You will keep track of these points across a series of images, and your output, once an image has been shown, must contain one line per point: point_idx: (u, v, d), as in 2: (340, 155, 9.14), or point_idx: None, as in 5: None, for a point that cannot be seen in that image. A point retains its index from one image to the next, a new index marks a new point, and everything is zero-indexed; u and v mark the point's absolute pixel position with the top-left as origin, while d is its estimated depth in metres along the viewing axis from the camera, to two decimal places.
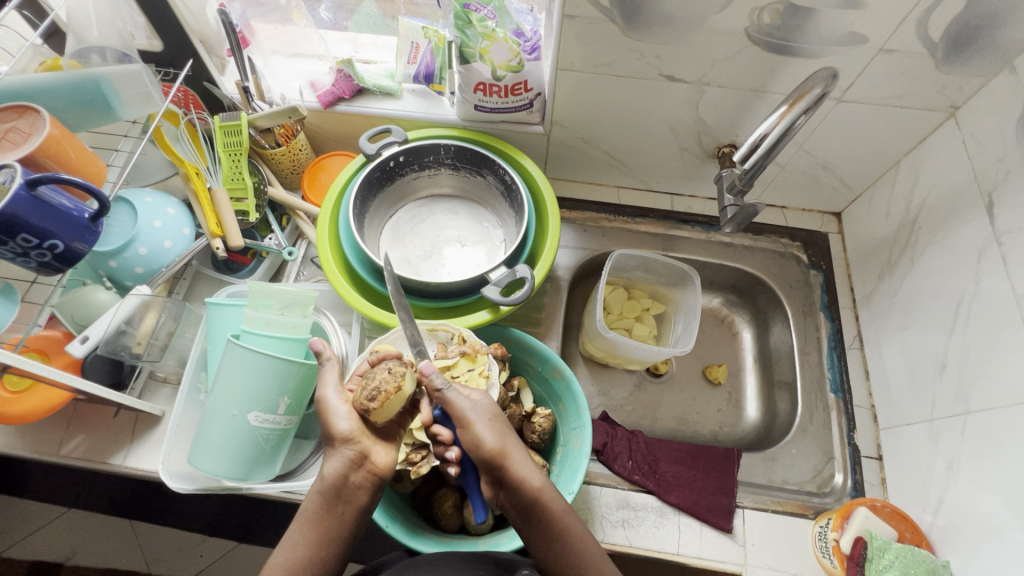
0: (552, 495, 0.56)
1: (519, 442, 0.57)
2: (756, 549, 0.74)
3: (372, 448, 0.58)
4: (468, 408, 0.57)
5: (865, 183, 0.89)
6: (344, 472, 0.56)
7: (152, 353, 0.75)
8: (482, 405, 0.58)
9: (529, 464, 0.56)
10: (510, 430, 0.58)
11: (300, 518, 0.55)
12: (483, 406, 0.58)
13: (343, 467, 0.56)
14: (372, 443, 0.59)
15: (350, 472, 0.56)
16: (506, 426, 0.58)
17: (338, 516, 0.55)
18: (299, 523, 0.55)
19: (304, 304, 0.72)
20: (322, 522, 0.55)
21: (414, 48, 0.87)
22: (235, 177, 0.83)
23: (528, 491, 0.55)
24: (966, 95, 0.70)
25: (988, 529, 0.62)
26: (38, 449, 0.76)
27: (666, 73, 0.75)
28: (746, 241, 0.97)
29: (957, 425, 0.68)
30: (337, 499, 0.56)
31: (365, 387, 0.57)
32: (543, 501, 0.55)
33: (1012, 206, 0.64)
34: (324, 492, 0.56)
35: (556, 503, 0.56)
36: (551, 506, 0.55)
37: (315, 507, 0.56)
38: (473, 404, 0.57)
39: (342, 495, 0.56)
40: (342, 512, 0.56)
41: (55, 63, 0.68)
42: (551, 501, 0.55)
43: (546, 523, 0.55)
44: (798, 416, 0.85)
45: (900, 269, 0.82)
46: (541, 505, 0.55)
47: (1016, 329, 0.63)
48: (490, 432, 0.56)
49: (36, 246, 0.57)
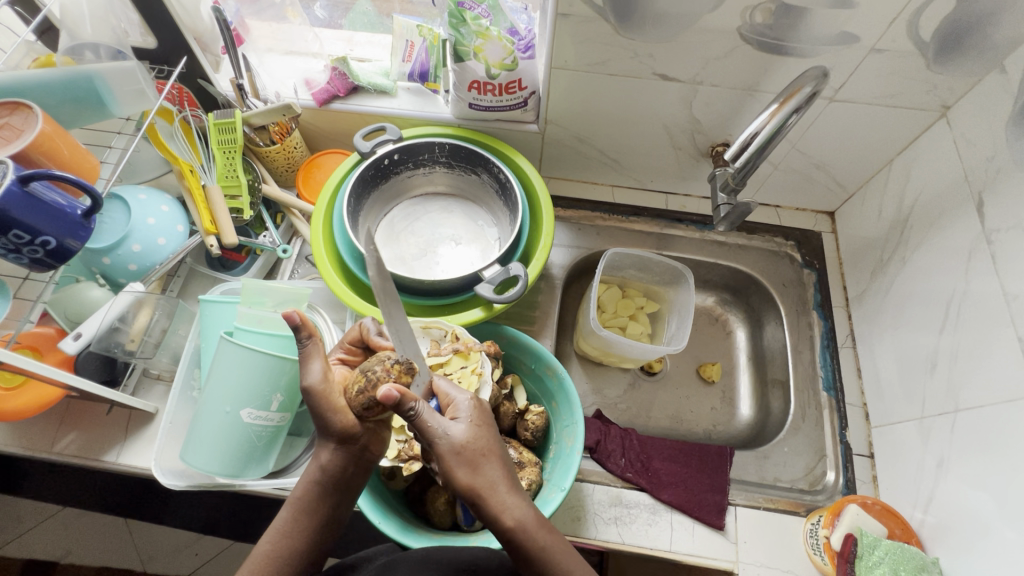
0: (538, 530, 0.52)
1: (500, 471, 0.53)
2: (749, 546, 0.74)
3: (371, 439, 0.59)
4: (444, 431, 0.52)
5: (858, 183, 0.90)
6: (344, 464, 0.57)
7: (146, 350, 0.76)
8: (459, 430, 0.53)
9: (507, 501, 0.51)
10: (490, 459, 0.53)
11: (290, 506, 0.56)
12: (459, 433, 0.52)
13: (344, 459, 0.57)
14: (370, 436, 0.59)
15: (350, 464, 0.57)
16: (485, 457, 0.52)
17: (334, 504, 0.57)
18: (289, 511, 0.56)
19: (298, 300, 0.74)
20: (314, 511, 0.56)
21: (408, 46, 0.88)
22: (230, 174, 0.83)
23: (501, 530, 0.51)
24: (957, 94, 0.71)
25: (977, 526, 0.62)
26: (30, 446, 0.76)
27: (659, 72, 0.75)
28: (740, 240, 0.98)
29: (947, 422, 0.69)
30: (336, 489, 0.57)
31: (366, 390, 0.56)
32: (525, 537, 0.51)
33: (1002, 206, 0.65)
34: (321, 482, 0.56)
35: (541, 538, 0.51)
36: (533, 544, 0.51)
37: (307, 497, 0.56)
38: (449, 430, 0.52)
39: (341, 485, 0.57)
40: (337, 501, 0.57)
41: (48, 60, 0.68)
42: (531, 538, 0.51)
43: (527, 561, 0.51)
44: (792, 414, 0.86)
45: (892, 268, 0.82)
46: (520, 544, 0.51)
47: (1005, 327, 0.63)
48: (462, 467, 0.51)
49: (27, 243, 0.58)
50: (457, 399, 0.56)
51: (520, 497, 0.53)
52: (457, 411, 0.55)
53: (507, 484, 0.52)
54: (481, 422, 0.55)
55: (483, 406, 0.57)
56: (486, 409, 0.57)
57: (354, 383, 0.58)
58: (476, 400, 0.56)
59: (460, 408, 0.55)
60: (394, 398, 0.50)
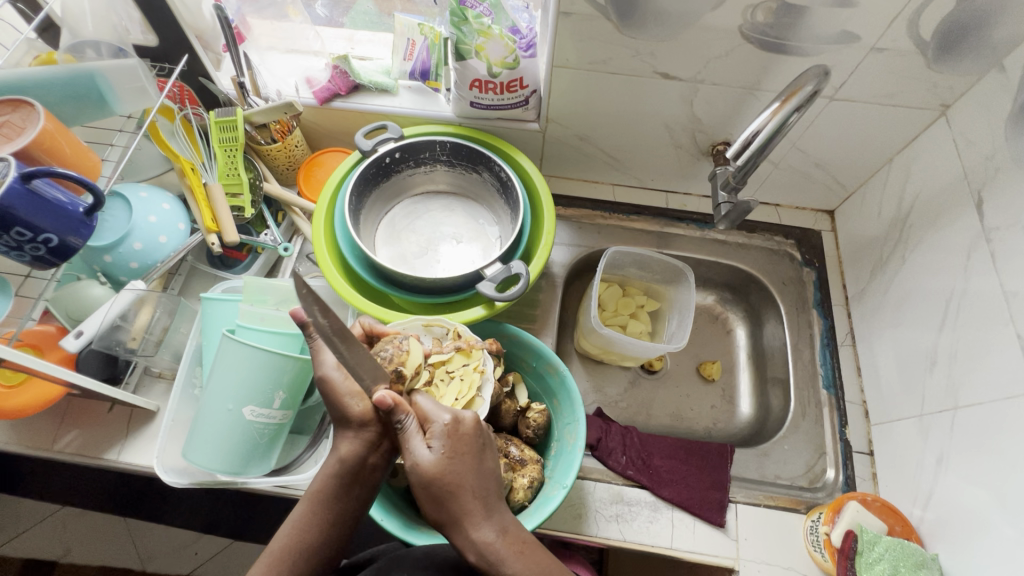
0: (505, 562, 0.52)
1: (469, 505, 0.52)
2: (749, 543, 0.74)
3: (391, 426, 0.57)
4: (414, 462, 0.52)
5: (857, 182, 0.90)
6: (361, 455, 0.56)
7: (147, 348, 0.76)
8: (429, 461, 0.52)
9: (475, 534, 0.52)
10: (458, 494, 0.52)
11: (307, 499, 0.56)
12: (428, 465, 0.52)
13: (362, 449, 0.56)
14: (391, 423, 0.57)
15: (369, 454, 0.56)
16: (452, 492, 0.52)
17: (352, 497, 0.56)
18: (305, 504, 0.55)
19: (299, 299, 0.74)
20: (332, 504, 0.55)
21: (410, 45, 0.88)
22: (231, 173, 0.83)
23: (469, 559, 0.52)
24: (957, 93, 0.71)
25: (976, 522, 0.63)
26: (30, 445, 0.76)
27: (661, 71, 0.75)
28: (740, 239, 0.98)
29: (947, 419, 0.69)
30: (353, 482, 0.56)
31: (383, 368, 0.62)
32: (490, 568, 0.52)
33: (1001, 204, 0.65)
34: (339, 474, 0.55)
35: (509, 568, 0.52)
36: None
37: (324, 490, 0.55)
38: (417, 462, 0.52)
39: (358, 478, 0.56)
40: (355, 495, 0.56)
41: (48, 57, 0.68)
42: (497, 570, 0.52)
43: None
44: (792, 412, 0.86)
45: (891, 267, 0.83)
46: (487, 571, 0.52)
47: (1004, 324, 0.63)
48: (429, 500, 0.52)
49: (29, 240, 0.58)
50: (433, 421, 0.54)
51: (489, 530, 0.52)
52: (433, 436, 0.53)
53: (476, 516, 0.52)
54: (456, 451, 0.53)
55: (460, 432, 0.54)
56: (465, 431, 0.54)
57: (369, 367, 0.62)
58: (453, 424, 0.54)
59: (434, 434, 0.53)
60: (388, 404, 0.53)
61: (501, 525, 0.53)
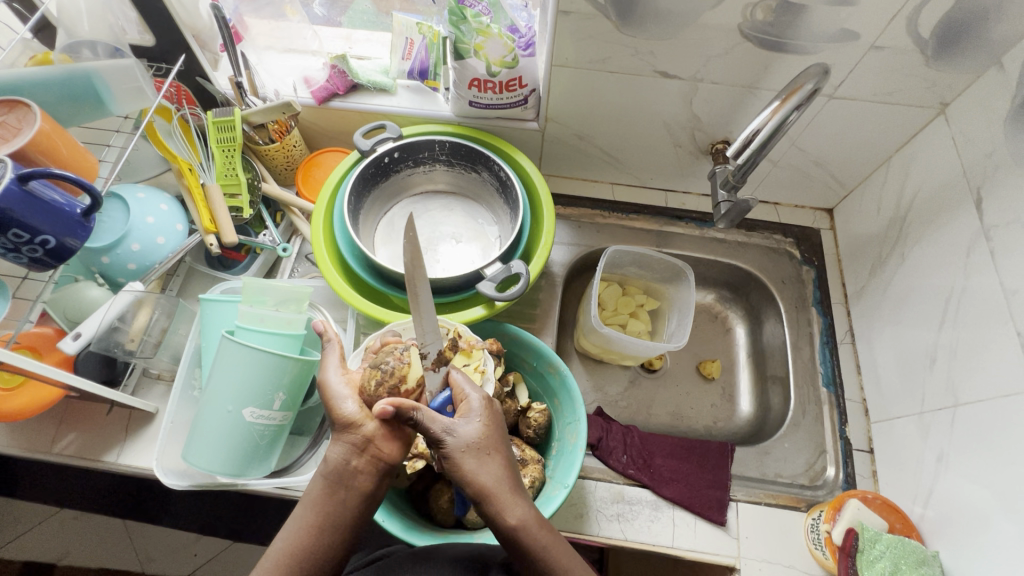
0: (539, 531, 0.53)
1: (506, 471, 0.54)
2: (751, 541, 0.74)
3: (377, 433, 0.57)
4: (452, 430, 0.54)
5: (857, 180, 0.90)
6: (346, 457, 0.56)
7: (146, 350, 0.75)
8: (469, 429, 0.55)
9: (512, 496, 0.53)
10: (498, 459, 0.55)
11: (302, 502, 0.55)
12: (468, 431, 0.54)
13: (346, 452, 0.56)
14: (378, 430, 0.57)
15: (353, 457, 0.56)
16: (491, 456, 0.54)
17: (339, 501, 0.55)
18: (301, 507, 0.55)
19: (299, 300, 0.72)
20: (322, 506, 0.54)
21: (408, 44, 0.88)
22: (229, 173, 0.84)
23: (504, 526, 0.52)
24: (956, 92, 0.71)
25: (977, 519, 0.63)
26: (29, 447, 0.75)
27: (660, 70, 0.75)
28: (740, 237, 0.98)
29: (947, 417, 0.69)
30: (339, 484, 0.55)
31: (383, 383, 0.59)
32: (524, 537, 0.52)
33: (1001, 201, 0.65)
34: (325, 476, 0.56)
35: (543, 537, 0.53)
36: (534, 540, 0.52)
37: (316, 491, 0.55)
38: (457, 428, 0.54)
39: (344, 481, 0.55)
40: (343, 499, 0.55)
41: (45, 58, 0.68)
42: (532, 538, 0.52)
43: (526, 561, 0.52)
44: (791, 410, 0.86)
45: (891, 264, 0.83)
46: (520, 543, 0.52)
47: (1003, 322, 0.63)
48: (467, 466, 0.53)
49: (27, 242, 0.57)
50: (469, 395, 0.58)
51: (523, 497, 0.54)
52: (468, 409, 0.57)
53: (512, 484, 0.54)
54: (490, 422, 0.57)
55: (491, 407, 0.58)
56: (494, 409, 0.59)
57: (368, 379, 0.60)
58: (487, 399, 0.58)
59: (471, 406, 0.57)
60: (388, 412, 0.53)
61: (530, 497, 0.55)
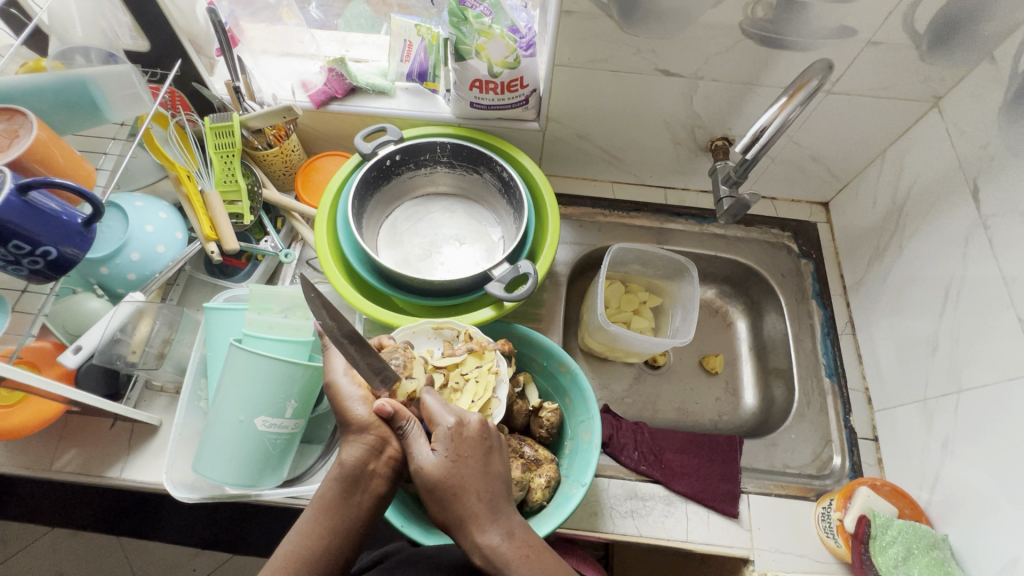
0: (513, 565, 0.51)
1: (475, 507, 0.53)
2: (763, 532, 0.75)
3: (393, 435, 0.57)
4: (420, 463, 0.55)
5: (851, 173, 0.92)
6: (364, 459, 0.55)
7: (148, 361, 0.73)
8: (433, 464, 0.54)
9: (480, 532, 0.52)
10: (465, 495, 0.53)
11: (314, 505, 0.54)
12: (431, 468, 0.54)
13: (363, 454, 0.55)
14: (392, 431, 0.57)
15: (371, 460, 0.55)
16: (457, 492, 0.53)
17: (356, 504, 0.54)
18: (313, 510, 0.54)
19: (305, 306, 0.72)
20: (339, 509, 0.54)
21: (407, 46, 0.88)
22: (228, 179, 0.83)
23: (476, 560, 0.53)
24: (948, 85, 0.73)
25: (985, 502, 0.64)
26: (28, 465, 0.73)
27: (661, 68, 0.76)
28: (738, 232, 0.99)
29: (951, 402, 0.71)
30: (355, 487, 0.55)
31: None
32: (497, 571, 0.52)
33: (999, 191, 0.66)
34: (341, 478, 0.55)
35: (517, 571, 0.51)
36: None
37: (330, 493, 0.54)
38: (421, 462, 0.54)
39: (360, 483, 0.55)
40: (360, 501, 0.55)
41: (37, 65, 0.67)
42: (503, 573, 0.52)
43: None
44: (796, 402, 0.87)
45: (889, 255, 0.84)
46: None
47: (1005, 310, 0.65)
48: (431, 501, 0.54)
49: (28, 254, 0.56)
50: (438, 423, 0.56)
51: (496, 531, 0.52)
52: (438, 439, 0.55)
53: (482, 518, 0.53)
54: (458, 455, 0.55)
55: (463, 435, 0.56)
56: (470, 434, 0.56)
57: None
58: (456, 427, 0.56)
59: (438, 436, 0.55)
60: (387, 411, 0.56)
61: (507, 530, 0.53)
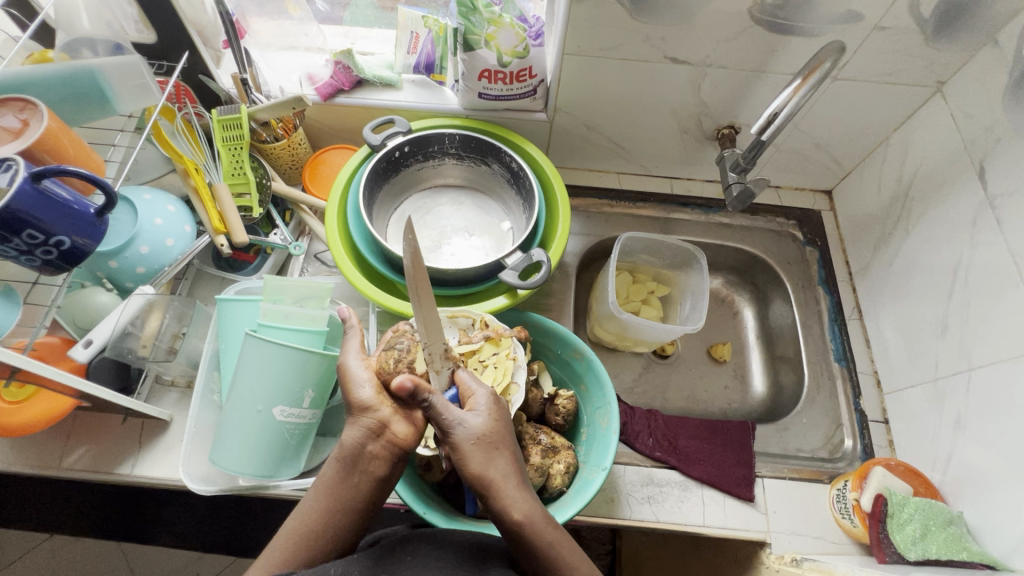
0: (544, 525, 0.51)
1: (511, 466, 0.54)
2: (778, 515, 0.75)
3: (391, 419, 0.56)
4: (461, 421, 0.54)
5: (855, 160, 0.93)
6: (362, 441, 0.55)
7: (159, 355, 0.72)
8: (477, 422, 0.55)
9: (515, 490, 0.52)
10: (504, 452, 0.54)
11: (316, 486, 0.54)
12: (476, 423, 0.54)
13: (362, 437, 0.55)
14: (393, 414, 0.57)
15: (369, 442, 0.55)
16: (497, 448, 0.54)
17: (354, 485, 0.54)
18: (314, 490, 0.54)
19: (320, 297, 0.70)
20: (336, 490, 0.53)
21: (414, 38, 0.88)
22: (236, 172, 0.82)
23: (508, 521, 0.51)
24: (952, 70, 0.74)
25: (998, 478, 0.65)
26: (38, 463, 0.72)
27: (670, 56, 0.76)
28: (743, 221, 1.00)
29: (962, 381, 0.71)
30: (354, 468, 0.54)
31: (401, 360, 0.62)
32: (530, 532, 0.51)
33: (1005, 171, 0.68)
34: (340, 459, 0.54)
35: (547, 533, 0.51)
36: (540, 539, 0.51)
37: (329, 474, 0.54)
38: (466, 419, 0.54)
39: (359, 465, 0.54)
40: (358, 482, 0.54)
41: (43, 57, 0.66)
42: (537, 533, 0.51)
43: (531, 557, 0.51)
44: (806, 387, 0.88)
45: (895, 240, 0.85)
46: (524, 538, 0.51)
47: (1016, 288, 0.66)
48: (475, 456, 0.53)
49: (41, 243, 0.55)
50: (476, 391, 0.58)
51: (527, 492, 0.53)
52: (477, 403, 0.57)
53: (515, 479, 0.53)
54: (499, 416, 0.57)
55: (499, 402, 0.58)
56: (503, 406, 0.59)
57: (386, 359, 0.62)
58: (495, 395, 0.58)
59: (479, 401, 0.57)
60: (408, 388, 0.52)
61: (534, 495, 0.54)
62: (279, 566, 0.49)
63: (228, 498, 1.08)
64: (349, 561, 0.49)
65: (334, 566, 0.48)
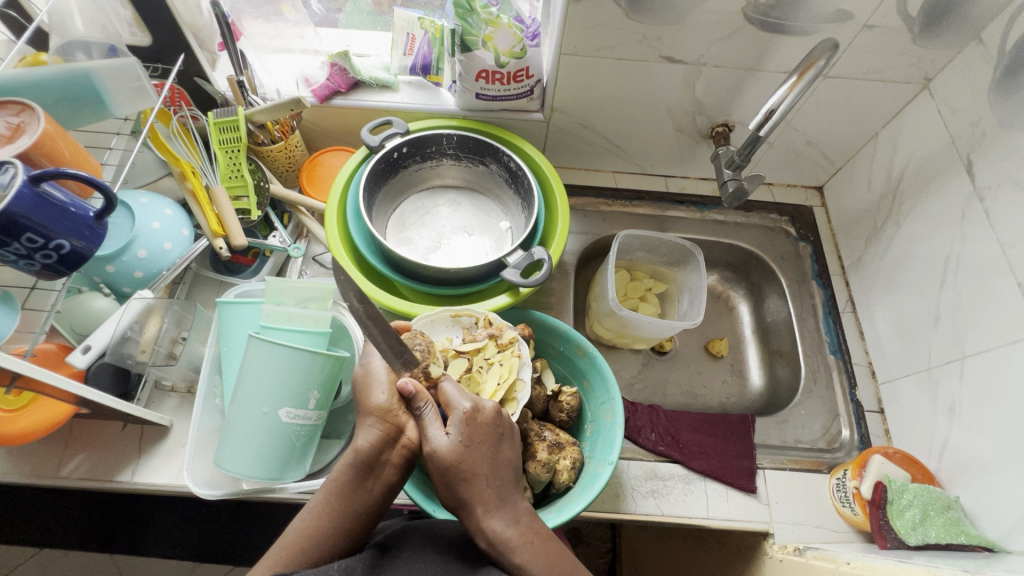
0: (519, 549, 0.50)
1: (488, 491, 0.52)
2: (780, 506, 0.76)
3: (411, 424, 0.56)
4: (433, 443, 0.53)
5: (845, 157, 0.95)
6: (379, 448, 0.54)
7: (158, 360, 0.71)
8: (445, 447, 0.53)
9: (494, 512, 0.51)
10: (473, 479, 0.52)
11: (327, 486, 0.53)
12: (442, 447, 0.53)
13: (378, 442, 0.54)
14: (407, 420, 0.56)
15: (386, 449, 0.54)
16: (466, 475, 0.52)
17: (367, 491, 0.53)
18: (325, 491, 0.53)
19: (322, 299, 0.71)
20: (348, 494, 0.52)
21: (410, 40, 0.89)
22: (234, 174, 0.81)
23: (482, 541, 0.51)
24: (937, 68, 0.76)
25: (993, 463, 0.66)
26: (34, 472, 0.71)
27: (665, 55, 0.78)
28: (738, 218, 1.02)
29: (956, 369, 0.73)
30: (369, 473, 0.53)
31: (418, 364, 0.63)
32: (500, 554, 0.51)
33: (992, 164, 0.70)
34: (354, 465, 0.53)
35: (522, 555, 0.50)
36: (512, 562, 0.50)
37: (342, 477, 0.53)
38: (433, 441, 0.53)
39: (373, 469, 0.54)
40: (371, 487, 0.53)
41: (36, 58, 0.65)
42: (510, 556, 0.50)
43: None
44: (803, 378, 0.89)
45: (887, 233, 0.87)
46: (499, 559, 0.51)
47: (1004, 277, 0.68)
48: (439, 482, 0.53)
49: (40, 247, 0.55)
50: (455, 406, 0.55)
51: (506, 514, 0.52)
52: (451, 421, 0.54)
53: (489, 503, 0.52)
54: (472, 439, 0.54)
55: (478, 420, 0.55)
56: (482, 423, 0.55)
57: None
58: (472, 412, 0.55)
59: (451, 420, 0.54)
60: (409, 390, 0.55)
61: (513, 516, 0.52)
62: (282, 566, 0.48)
63: (226, 505, 1.07)
64: (352, 560, 0.49)
65: (338, 564, 0.47)
